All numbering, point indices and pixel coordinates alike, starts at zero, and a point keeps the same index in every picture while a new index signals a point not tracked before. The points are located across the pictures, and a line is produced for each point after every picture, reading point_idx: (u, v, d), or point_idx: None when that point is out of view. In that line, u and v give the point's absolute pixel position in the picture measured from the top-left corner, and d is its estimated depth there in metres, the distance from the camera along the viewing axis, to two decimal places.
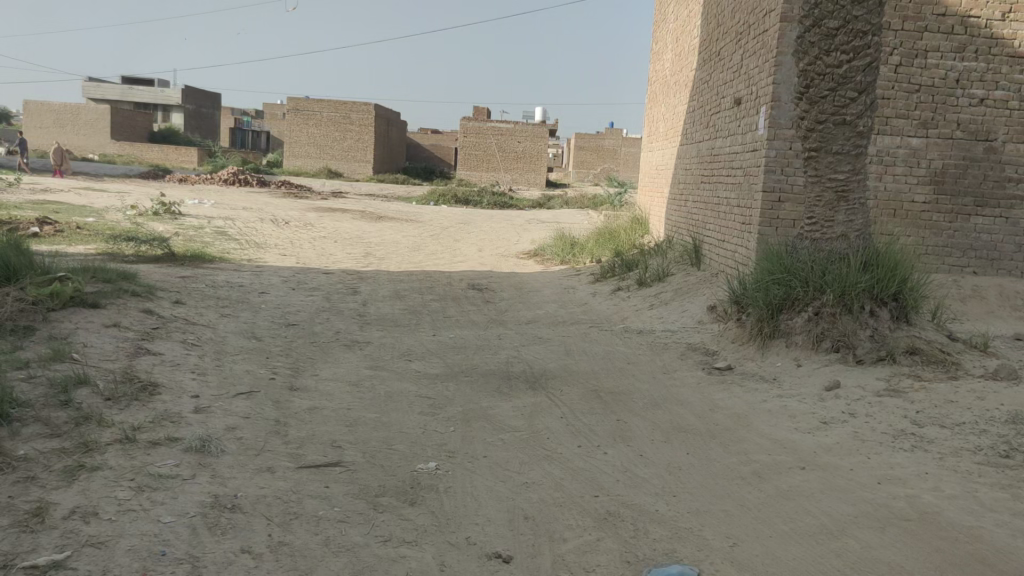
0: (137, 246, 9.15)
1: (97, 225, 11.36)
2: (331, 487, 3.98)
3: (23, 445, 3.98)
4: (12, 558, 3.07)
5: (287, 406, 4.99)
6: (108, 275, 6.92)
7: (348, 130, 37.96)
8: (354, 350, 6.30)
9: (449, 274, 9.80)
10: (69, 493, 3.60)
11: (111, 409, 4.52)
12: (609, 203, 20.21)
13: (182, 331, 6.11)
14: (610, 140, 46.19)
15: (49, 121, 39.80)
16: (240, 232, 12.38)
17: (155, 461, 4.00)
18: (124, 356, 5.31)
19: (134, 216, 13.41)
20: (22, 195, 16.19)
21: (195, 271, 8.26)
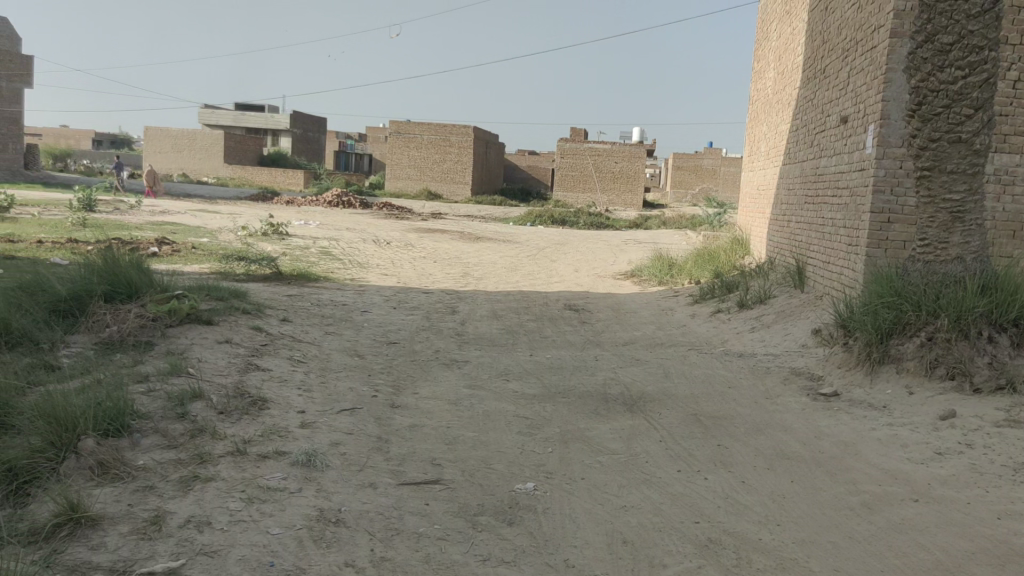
0: (248, 266, 9.55)
1: (213, 245, 11.91)
2: (431, 504, 4.04)
3: (144, 455, 4.21)
4: (132, 564, 3.23)
5: (389, 423, 5.10)
6: (222, 293, 7.25)
7: (448, 152, 38.63)
8: (453, 369, 6.38)
9: (546, 294, 9.84)
10: (184, 502, 3.77)
11: (224, 422, 4.72)
12: (709, 223, 19.97)
13: (289, 348, 6.33)
14: (710, 160, 45.61)
15: (169, 146, 42.11)
16: (344, 252, 12.76)
17: (264, 474, 4.15)
18: (236, 372, 5.54)
19: (246, 236, 14.02)
20: (146, 216, 17.14)
21: (301, 290, 8.55)
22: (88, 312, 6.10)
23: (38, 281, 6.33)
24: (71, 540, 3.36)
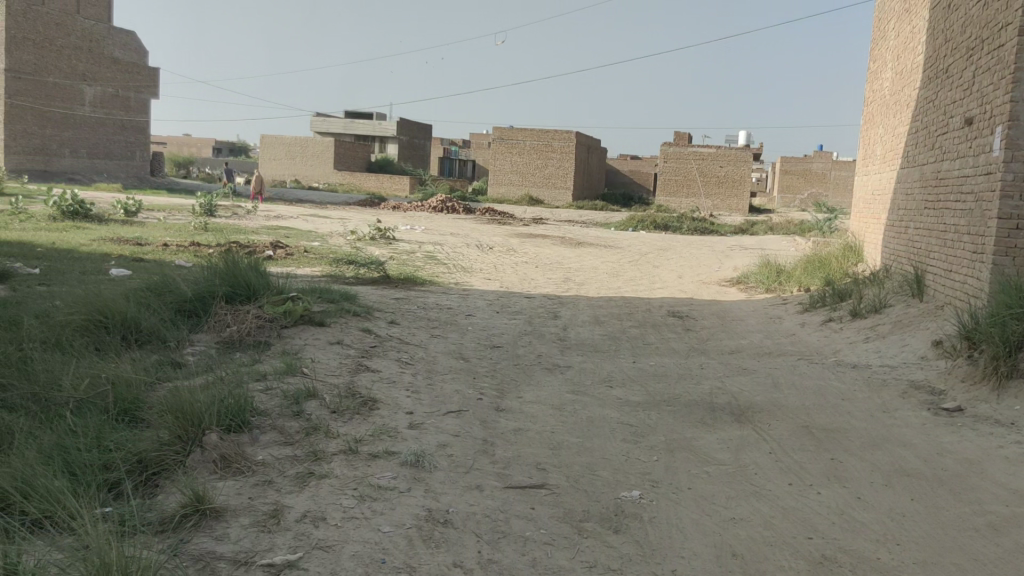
0: (357, 269, 9.83)
1: (324, 248, 12.30)
2: (536, 509, 4.06)
3: (262, 450, 4.39)
4: (253, 555, 3.37)
5: (494, 426, 5.16)
6: (333, 296, 7.49)
7: (550, 157, 38.77)
8: (557, 373, 6.40)
9: (650, 300, 9.75)
10: (301, 498, 3.91)
11: (336, 421, 4.87)
12: (820, 230, 19.37)
13: (397, 349, 6.48)
14: (819, 164, 44.25)
15: (281, 153, 43.75)
16: (448, 256, 12.97)
17: (375, 473, 4.26)
18: (347, 372, 5.72)
19: (354, 240, 14.43)
20: (262, 221, 17.85)
21: (408, 293, 8.74)
22: (211, 312, 6.41)
23: (164, 282, 6.70)
24: (196, 530, 3.53)
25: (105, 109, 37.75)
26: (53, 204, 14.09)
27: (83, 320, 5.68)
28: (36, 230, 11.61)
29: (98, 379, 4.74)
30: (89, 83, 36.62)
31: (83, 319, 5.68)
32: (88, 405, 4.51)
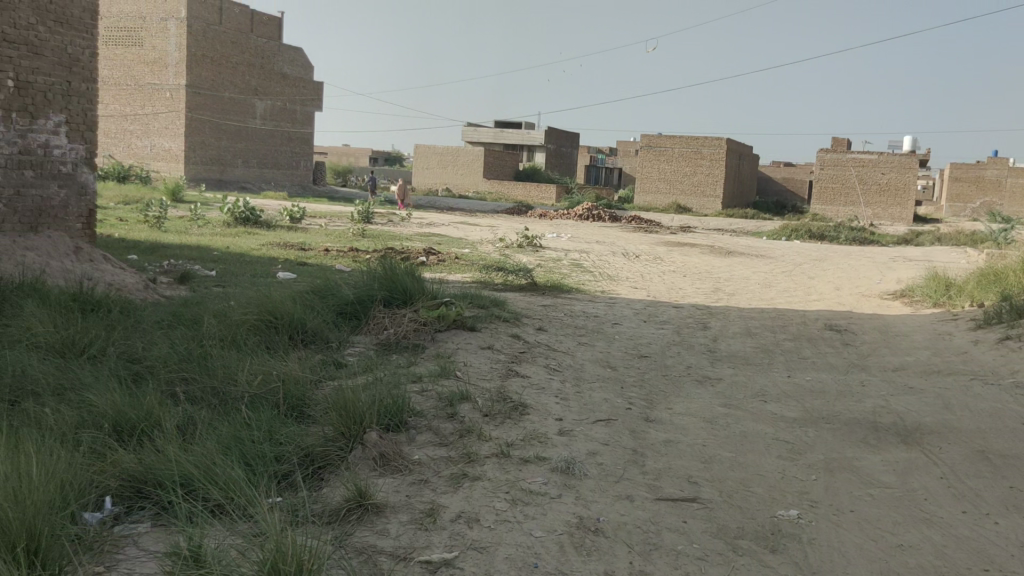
0: (506, 276, 10.00)
1: (474, 255, 12.60)
2: (689, 522, 3.99)
3: (419, 450, 4.54)
4: (412, 551, 3.49)
5: (644, 437, 5.10)
6: (483, 302, 7.68)
7: (700, 164, 38.10)
8: (707, 386, 6.26)
9: (805, 313, 9.39)
10: (455, 498, 4.02)
11: (488, 424, 4.96)
12: (997, 241, 18.10)
13: (546, 356, 6.54)
14: (993, 170, 41.38)
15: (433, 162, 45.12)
16: (595, 264, 12.98)
17: (527, 478, 4.31)
18: (498, 376, 5.82)
19: (502, 248, 14.69)
20: (415, 228, 18.48)
21: (555, 300, 8.82)
22: (370, 316, 6.72)
23: (328, 287, 7.08)
24: (358, 524, 3.69)
25: (274, 122, 40.19)
26: (227, 210, 15.13)
27: (255, 319, 6.06)
28: (213, 235, 12.49)
29: (270, 375, 5.04)
30: (260, 98, 39.10)
31: (256, 319, 6.06)
32: (261, 399, 4.80)
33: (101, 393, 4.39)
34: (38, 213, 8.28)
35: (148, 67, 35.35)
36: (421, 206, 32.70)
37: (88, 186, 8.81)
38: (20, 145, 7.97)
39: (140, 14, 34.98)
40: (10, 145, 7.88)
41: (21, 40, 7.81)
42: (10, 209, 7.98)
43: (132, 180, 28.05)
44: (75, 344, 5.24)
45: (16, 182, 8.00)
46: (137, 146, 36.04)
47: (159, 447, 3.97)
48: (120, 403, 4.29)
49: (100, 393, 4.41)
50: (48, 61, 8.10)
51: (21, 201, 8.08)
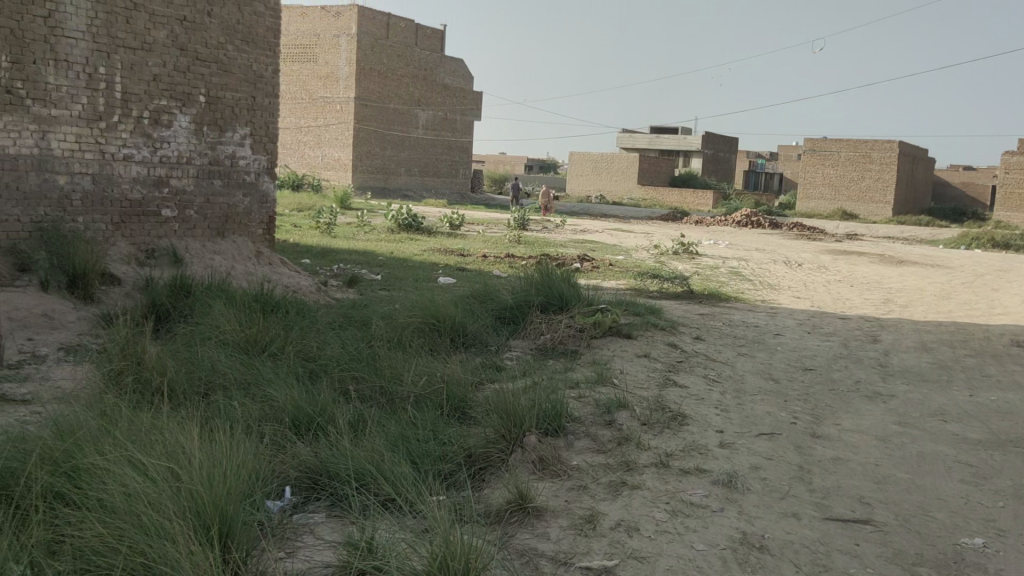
0: (661, 283, 9.88)
1: (629, 263, 12.51)
2: (861, 545, 3.79)
3: (577, 456, 4.56)
4: (572, 556, 3.50)
5: (810, 453, 4.89)
6: (638, 309, 7.62)
7: (868, 168, 36.20)
8: (879, 402, 5.93)
9: (989, 327, 8.73)
10: (614, 506, 4.00)
11: (647, 433, 4.91)
12: None
13: (704, 366, 6.40)
14: None
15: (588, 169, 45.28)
16: (754, 273, 12.59)
17: (687, 489, 4.23)
18: (656, 385, 5.75)
19: (658, 255, 14.53)
20: (570, 235, 18.57)
21: (713, 309, 8.62)
22: (527, 321, 6.81)
23: (487, 292, 7.25)
24: (519, 526, 3.74)
25: (435, 132, 41.51)
26: (391, 218, 15.76)
27: (419, 322, 6.28)
28: (377, 241, 13.04)
29: (433, 377, 5.20)
30: (422, 109, 40.49)
31: (419, 322, 6.27)
32: (426, 400, 4.96)
33: (281, 390, 4.67)
34: (225, 220, 8.92)
35: (320, 81, 37.37)
36: (575, 213, 32.87)
37: (269, 194, 9.39)
38: (210, 157, 8.63)
39: (315, 32, 37.03)
40: (202, 156, 8.54)
41: (212, 58, 8.45)
42: (201, 215, 8.65)
43: (306, 189, 29.73)
44: (257, 343, 5.60)
45: (206, 190, 8.66)
46: (310, 156, 38.19)
47: (333, 442, 4.17)
48: (297, 399, 4.54)
49: (280, 389, 4.68)
50: (235, 78, 8.72)
51: (210, 208, 8.74)
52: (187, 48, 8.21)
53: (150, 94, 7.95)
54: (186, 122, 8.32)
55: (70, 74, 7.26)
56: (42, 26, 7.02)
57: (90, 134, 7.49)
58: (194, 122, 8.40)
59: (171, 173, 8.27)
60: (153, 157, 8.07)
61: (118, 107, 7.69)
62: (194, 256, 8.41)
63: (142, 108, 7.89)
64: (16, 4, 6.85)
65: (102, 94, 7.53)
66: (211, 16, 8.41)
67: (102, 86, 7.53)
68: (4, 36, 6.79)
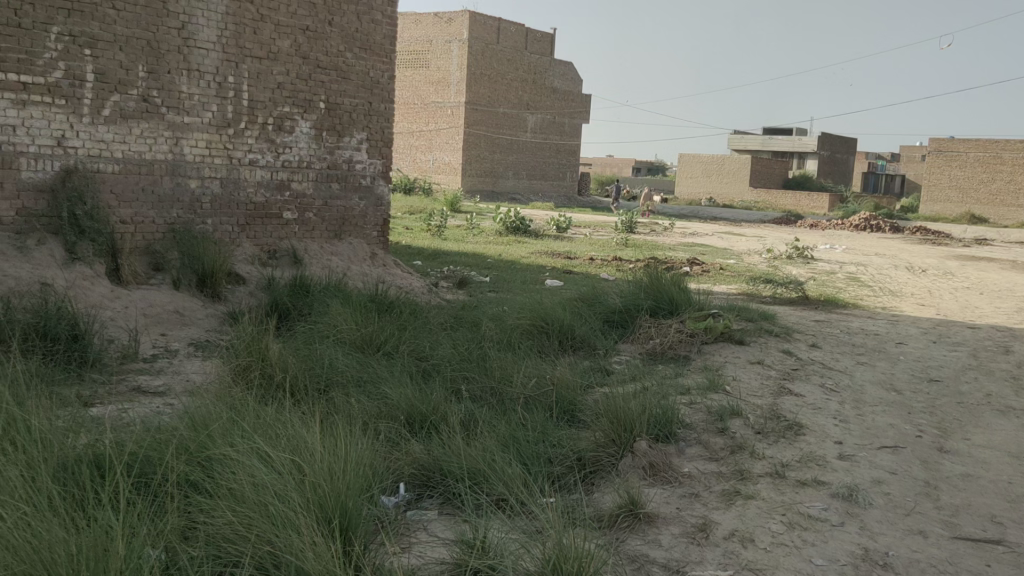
0: (774, 288, 9.62)
1: (740, 267, 12.22)
2: (993, 567, 3.58)
3: (689, 463, 4.49)
4: (685, 565, 3.45)
5: (936, 468, 4.66)
6: (751, 315, 7.44)
7: (1000, 170, 34.24)
8: (1012, 417, 5.59)
9: None
10: (728, 515, 3.91)
11: (761, 442, 4.79)
12: None
13: (821, 374, 6.19)
14: None
15: (699, 171, 44.54)
16: (874, 279, 12.10)
17: (804, 501, 4.10)
18: (770, 394, 5.60)
19: (772, 260, 14.14)
20: (679, 238, 18.29)
21: (830, 316, 8.33)
22: (636, 325, 6.75)
23: (596, 295, 7.23)
24: (630, 532, 3.71)
25: (543, 135, 41.65)
26: (499, 220, 15.89)
27: (528, 324, 6.32)
28: (486, 243, 13.18)
29: (543, 379, 5.22)
30: (531, 112, 40.70)
31: (528, 324, 6.31)
32: (535, 401, 4.99)
33: (395, 388, 4.78)
34: (342, 223, 9.20)
35: (432, 86, 38.07)
36: (684, 216, 32.42)
37: (383, 197, 9.62)
38: (329, 161, 8.92)
39: (428, 37, 37.71)
40: (321, 161, 8.84)
41: (333, 66, 8.75)
42: (319, 218, 8.96)
43: (418, 191, 30.33)
44: (373, 343, 5.75)
45: (324, 194, 8.96)
46: (421, 160, 39.05)
47: (446, 441, 4.24)
48: (411, 398, 4.64)
49: (394, 388, 4.80)
50: (353, 84, 8.99)
51: (328, 211, 9.04)
52: (309, 56, 8.52)
53: (274, 101, 8.29)
54: (307, 128, 8.63)
55: (201, 83, 7.65)
56: (176, 37, 7.42)
57: (219, 140, 7.88)
58: (314, 128, 8.71)
59: (293, 176, 8.60)
60: (276, 162, 8.41)
61: (245, 114, 8.06)
62: (313, 257, 8.71)
63: (267, 115, 8.24)
64: (154, 16, 7.25)
65: (230, 102, 7.90)
66: (331, 25, 8.69)
67: (231, 95, 7.90)
68: (142, 48, 7.20)
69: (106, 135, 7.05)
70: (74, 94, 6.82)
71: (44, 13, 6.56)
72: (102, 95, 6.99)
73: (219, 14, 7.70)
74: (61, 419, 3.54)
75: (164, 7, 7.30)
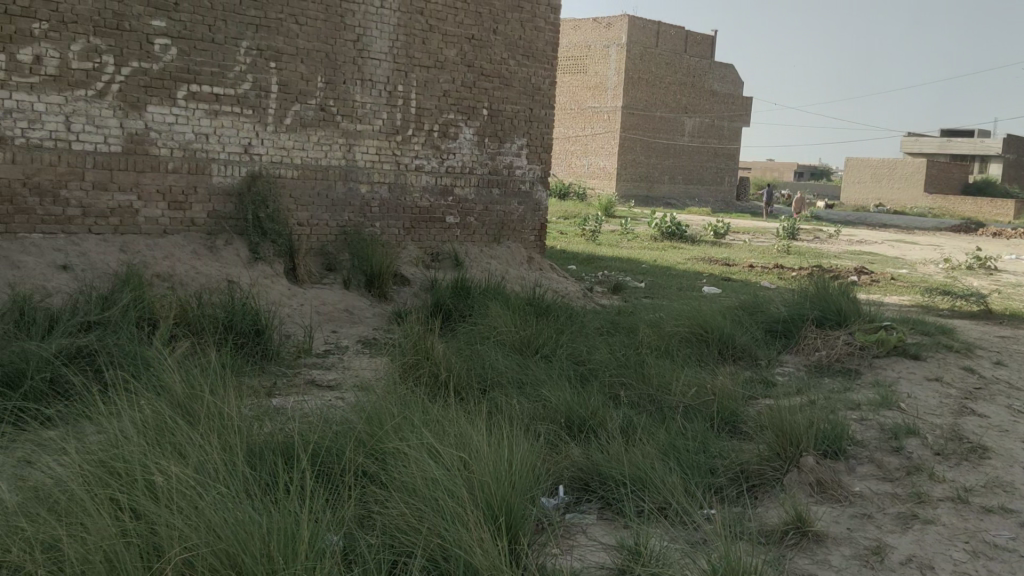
0: (953, 300, 9.01)
1: (914, 277, 11.53)
2: None
3: (860, 482, 4.27)
4: None
5: None
6: (928, 329, 7.00)
7: None
8: None
9: None
10: (904, 540, 3.69)
11: (940, 464, 4.49)
12: None
13: (1008, 395, 5.73)
14: None
15: (867, 176, 42.43)
16: None
17: (990, 529, 3.81)
18: (950, 413, 5.24)
19: (949, 270, 13.27)
20: (845, 246, 17.45)
21: (1018, 332, 7.71)
22: (801, 336, 6.50)
23: (758, 304, 7.04)
24: (797, 549, 3.56)
25: (700, 139, 40.84)
26: (655, 225, 15.76)
27: (687, 332, 6.22)
28: (642, 249, 13.09)
29: (703, 388, 5.12)
30: (689, 116, 39.98)
31: (687, 331, 6.22)
32: (695, 410, 4.90)
33: (554, 391, 4.82)
34: (501, 227, 9.38)
35: (589, 91, 38.16)
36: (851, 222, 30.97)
37: (542, 202, 9.73)
38: (491, 166, 9.11)
39: (586, 42, 37.90)
40: (483, 166, 9.05)
41: (496, 73, 8.94)
42: (480, 222, 9.17)
43: (573, 197, 30.53)
44: (531, 345, 5.84)
45: (485, 199, 9.16)
46: (577, 165, 39.29)
47: (605, 446, 4.23)
48: (570, 401, 4.67)
49: (553, 390, 4.84)
50: (516, 91, 9.15)
51: (489, 216, 9.24)
52: (474, 64, 8.75)
53: (440, 108, 8.56)
54: (470, 134, 8.86)
55: (373, 92, 8.02)
56: (351, 49, 7.81)
57: (388, 147, 8.22)
58: (477, 134, 8.93)
59: (456, 182, 8.85)
60: (440, 167, 8.68)
61: (412, 122, 8.36)
62: (473, 260, 8.92)
63: (433, 122, 8.52)
64: (333, 30, 7.66)
65: (399, 110, 8.23)
66: (496, 33, 8.88)
67: (400, 103, 8.23)
68: (321, 60, 7.62)
69: (287, 143, 7.51)
70: (260, 104, 7.30)
71: (236, 29, 7.06)
72: (285, 106, 7.45)
73: (392, 25, 8.04)
74: (249, 407, 3.79)
75: (341, 21, 7.70)
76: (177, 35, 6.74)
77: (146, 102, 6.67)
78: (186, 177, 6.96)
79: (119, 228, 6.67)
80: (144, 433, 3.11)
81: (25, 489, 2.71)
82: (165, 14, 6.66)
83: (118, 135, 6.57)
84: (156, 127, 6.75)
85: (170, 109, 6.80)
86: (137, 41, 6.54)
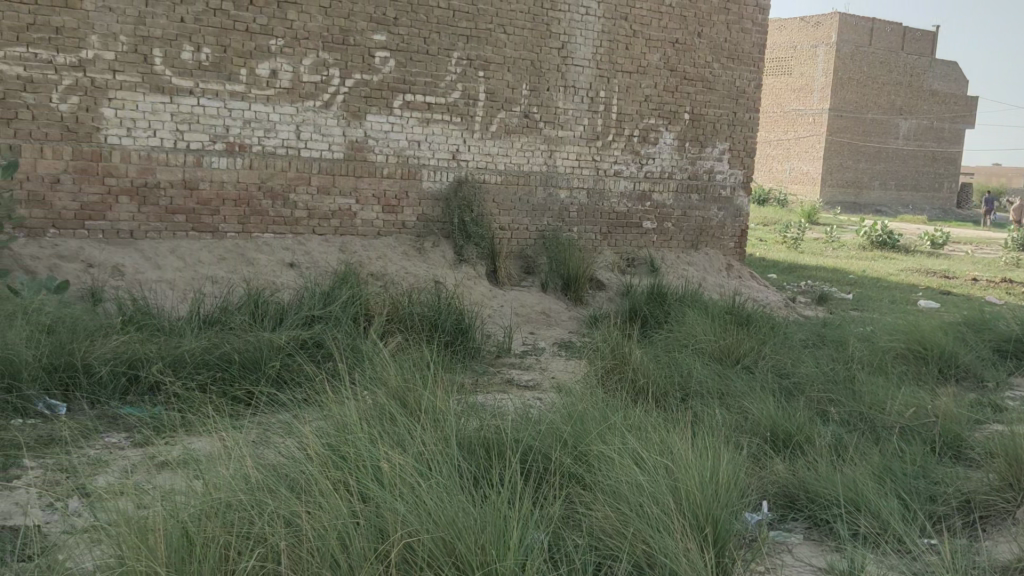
0: None
1: None
2: None
3: None
4: None
5: None
6: None
7: None
8: None
9: None
10: None
11: None
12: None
13: None
14: None
15: None
16: None
17: None
18: None
19: None
20: None
21: None
22: None
23: (985, 321, 6.48)
24: None
25: (915, 142, 38.16)
26: (867, 234, 14.89)
27: (904, 348, 5.83)
28: (851, 258, 12.42)
29: (922, 410, 4.77)
30: (905, 117, 37.34)
31: (904, 348, 5.83)
32: (913, 431, 4.57)
33: (757, 404, 4.67)
34: (700, 233, 9.20)
35: (793, 94, 36.73)
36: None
37: (743, 208, 9.46)
38: (690, 171, 8.97)
39: (792, 44, 36.54)
40: (682, 171, 8.92)
41: (699, 77, 8.79)
42: (677, 228, 9.04)
43: (774, 202, 29.58)
44: (731, 354, 5.69)
45: (684, 204, 9.02)
46: (777, 170, 37.94)
47: (813, 464, 4.05)
48: (775, 415, 4.50)
49: (757, 402, 4.69)
50: (719, 94, 8.96)
51: (687, 221, 9.09)
52: (678, 68, 8.65)
53: (641, 113, 8.53)
54: (671, 139, 8.76)
55: (576, 98, 8.12)
56: (556, 56, 7.94)
57: (589, 152, 8.30)
58: (677, 139, 8.81)
59: (654, 188, 8.77)
60: (639, 172, 8.64)
61: (613, 127, 8.39)
62: (669, 267, 8.82)
63: (634, 128, 8.51)
64: (539, 38, 7.83)
65: (601, 116, 8.29)
66: (701, 36, 8.73)
67: (601, 109, 8.28)
68: (527, 68, 7.81)
69: (492, 149, 7.76)
70: (468, 112, 7.59)
71: (448, 40, 7.37)
72: (491, 113, 7.70)
73: (596, 32, 8.11)
74: (458, 403, 3.94)
75: (547, 29, 7.85)
76: (396, 48, 7.14)
77: (365, 112, 7.11)
78: (398, 182, 7.36)
79: (339, 229, 7.17)
80: (367, 422, 3.31)
81: (265, 468, 2.97)
82: (385, 28, 7.07)
83: (340, 142, 7.05)
84: (374, 135, 7.19)
85: (386, 118, 7.21)
86: (360, 54, 7.00)
